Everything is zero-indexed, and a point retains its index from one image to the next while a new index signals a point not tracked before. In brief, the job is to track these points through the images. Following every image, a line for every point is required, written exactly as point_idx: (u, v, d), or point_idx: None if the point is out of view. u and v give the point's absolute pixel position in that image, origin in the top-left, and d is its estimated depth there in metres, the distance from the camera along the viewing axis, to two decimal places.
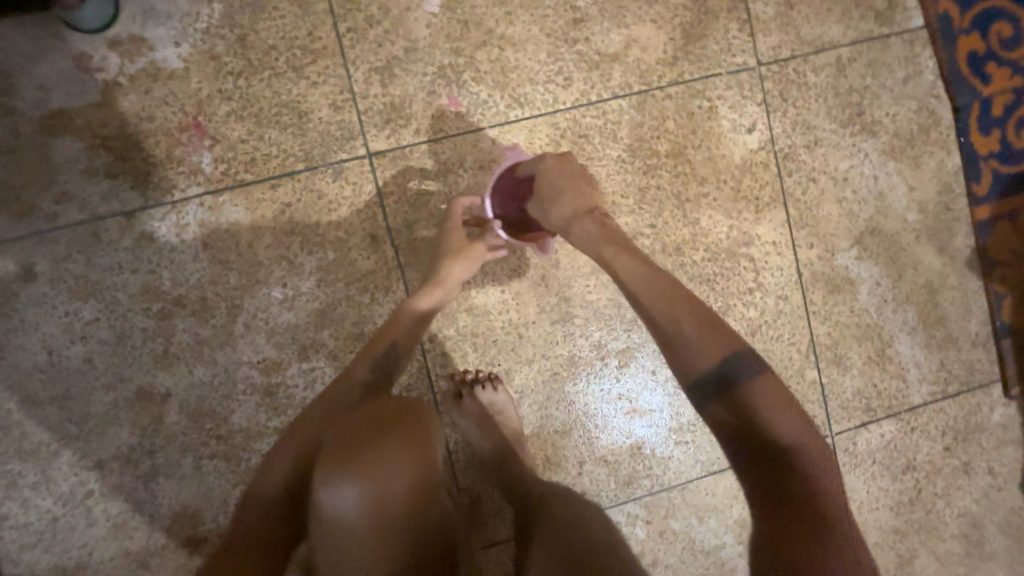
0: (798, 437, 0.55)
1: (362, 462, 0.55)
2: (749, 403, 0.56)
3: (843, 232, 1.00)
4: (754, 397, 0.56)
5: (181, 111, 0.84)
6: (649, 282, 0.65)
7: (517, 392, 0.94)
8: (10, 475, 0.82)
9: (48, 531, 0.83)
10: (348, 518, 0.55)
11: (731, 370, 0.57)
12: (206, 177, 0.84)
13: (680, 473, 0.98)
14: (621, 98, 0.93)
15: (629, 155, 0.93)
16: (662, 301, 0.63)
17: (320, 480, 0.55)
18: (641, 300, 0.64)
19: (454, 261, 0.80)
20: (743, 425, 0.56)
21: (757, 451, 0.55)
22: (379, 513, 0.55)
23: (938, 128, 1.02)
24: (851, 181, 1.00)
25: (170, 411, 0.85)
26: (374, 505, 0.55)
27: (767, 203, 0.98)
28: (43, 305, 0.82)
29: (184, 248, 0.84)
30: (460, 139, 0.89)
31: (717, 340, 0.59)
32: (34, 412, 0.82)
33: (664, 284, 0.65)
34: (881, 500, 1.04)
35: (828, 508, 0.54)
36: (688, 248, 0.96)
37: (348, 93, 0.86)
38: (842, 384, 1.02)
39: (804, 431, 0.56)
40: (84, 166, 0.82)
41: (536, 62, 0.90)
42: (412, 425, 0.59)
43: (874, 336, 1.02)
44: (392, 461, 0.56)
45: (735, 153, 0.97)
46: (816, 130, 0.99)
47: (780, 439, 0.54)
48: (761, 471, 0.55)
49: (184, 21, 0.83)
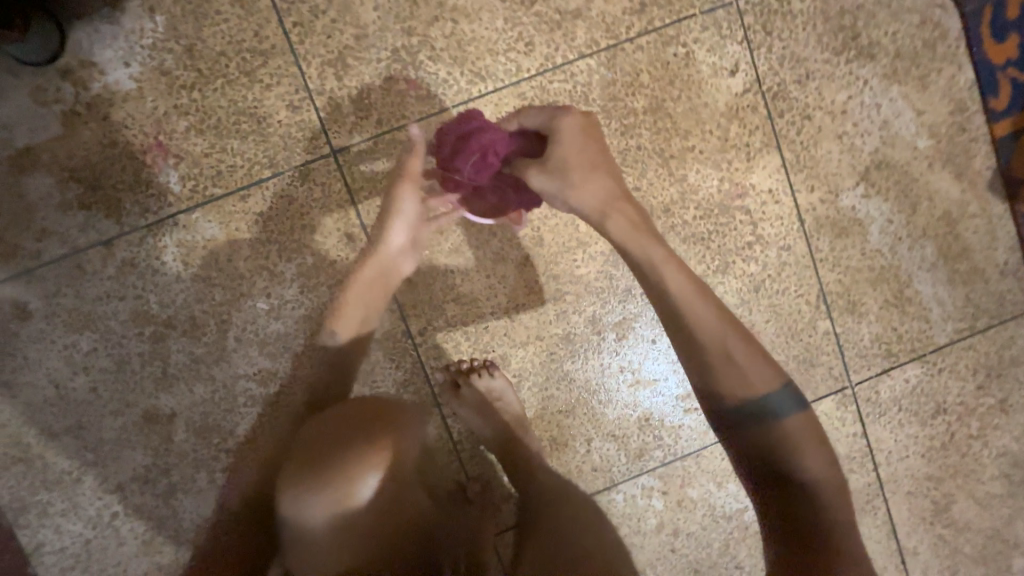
0: (825, 473, 0.60)
1: (323, 474, 0.56)
2: (778, 437, 0.60)
3: (846, 170, 0.93)
4: (790, 429, 0.60)
5: (142, 132, 0.83)
6: (691, 299, 0.63)
7: (515, 376, 0.92)
8: (40, 505, 0.86)
9: (84, 553, 0.87)
10: (314, 526, 0.56)
11: (779, 403, 0.60)
12: (177, 196, 0.84)
13: (693, 441, 0.96)
14: (588, 56, 0.87)
15: (604, 117, 0.88)
16: (714, 318, 0.62)
17: (288, 490, 0.57)
18: (681, 315, 0.63)
19: (392, 256, 0.82)
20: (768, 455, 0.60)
21: (791, 478, 0.60)
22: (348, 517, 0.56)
23: (945, 41, 0.92)
24: (851, 113, 0.92)
25: (178, 429, 0.87)
26: (337, 514, 0.55)
27: (759, 149, 0.91)
28: (42, 340, 0.84)
29: (166, 269, 0.85)
30: (424, 124, 0.85)
31: (768, 371, 0.61)
32: (51, 444, 0.86)
33: (708, 296, 0.64)
34: (911, 448, 0.99)
35: (841, 538, 0.59)
36: (678, 208, 0.91)
37: (304, 91, 0.84)
38: (858, 332, 0.96)
39: (830, 471, 0.61)
40: (57, 200, 0.83)
41: (494, 31, 0.85)
42: (374, 431, 0.59)
43: (890, 277, 0.96)
44: (358, 464, 0.56)
45: (718, 100, 0.90)
46: (807, 62, 0.91)
47: (802, 474, 0.59)
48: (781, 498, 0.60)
49: (130, 40, 0.81)
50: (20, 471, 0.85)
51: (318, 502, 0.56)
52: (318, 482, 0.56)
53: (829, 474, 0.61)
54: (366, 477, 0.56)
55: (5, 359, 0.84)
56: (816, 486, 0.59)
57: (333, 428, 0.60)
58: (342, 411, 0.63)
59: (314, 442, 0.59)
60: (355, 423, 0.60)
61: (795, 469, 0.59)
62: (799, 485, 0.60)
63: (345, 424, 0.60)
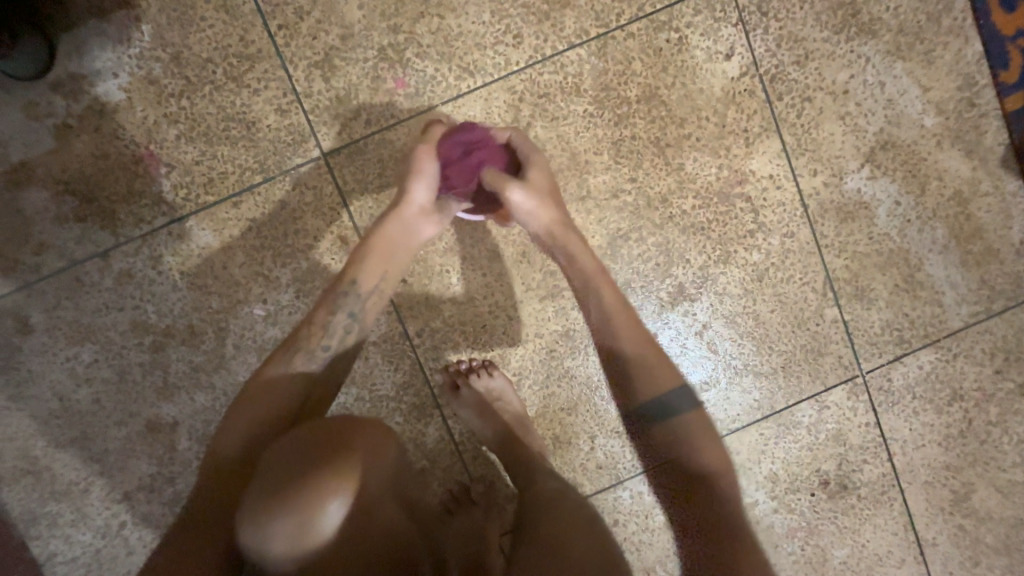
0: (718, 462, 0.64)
1: (292, 503, 0.52)
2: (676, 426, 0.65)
3: (850, 152, 0.90)
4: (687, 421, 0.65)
5: (133, 142, 0.83)
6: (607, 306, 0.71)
7: (515, 374, 0.91)
8: (50, 516, 0.87)
9: (94, 563, 0.88)
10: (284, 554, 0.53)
11: (676, 398, 0.65)
12: (170, 206, 0.84)
13: None
14: (578, 46, 0.85)
15: (596, 108, 0.86)
16: (623, 320, 0.70)
17: (255, 521, 0.54)
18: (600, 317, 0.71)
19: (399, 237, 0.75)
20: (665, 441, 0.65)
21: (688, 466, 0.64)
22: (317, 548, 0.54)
23: (949, 13, 0.89)
24: (853, 93, 0.89)
25: (181, 438, 0.87)
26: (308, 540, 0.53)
27: (759, 133, 0.89)
28: (45, 353, 0.85)
29: (163, 278, 0.85)
30: (413, 122, 0.84)
31: (669, 372, 0.67)
32: (58, 455, 0.86)
33: (622, 301, 0.72)
34: (927, 436, 0.96)
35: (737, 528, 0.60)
36: (676, 198, 0.89)
37: (292, 94, 0.83)
38: (868, 318, 0.93)
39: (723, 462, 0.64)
40: (54, 213, 0.83)
41: (481, 25, 0.83)
42: (348, 453, 0.56)
43: (900, 261, 0.92)
44: (324, 497, 0.53)
45: (714, 85, 0.88)
46: (805, 42, 0.88)
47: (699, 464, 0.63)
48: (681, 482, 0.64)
49: (118, 51, 0.81)
50: (29, 483, 0.87)
51: (283, 539, 0.53)
52: (279, 518, 0.52)
53: (726, 469, 0.65)
54: (334, 511, 0.53)
55: (11, 373, 0.85)
56: (709, 477, 0.62)
57: (294, 457, 0.55)
58: (303, 434, 0.58)
59: (273, 472, 0.55)
60: (319, 449, 0.56)
61: (688, 461, 0.63)
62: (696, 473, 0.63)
63: (309, 452, 0.55)
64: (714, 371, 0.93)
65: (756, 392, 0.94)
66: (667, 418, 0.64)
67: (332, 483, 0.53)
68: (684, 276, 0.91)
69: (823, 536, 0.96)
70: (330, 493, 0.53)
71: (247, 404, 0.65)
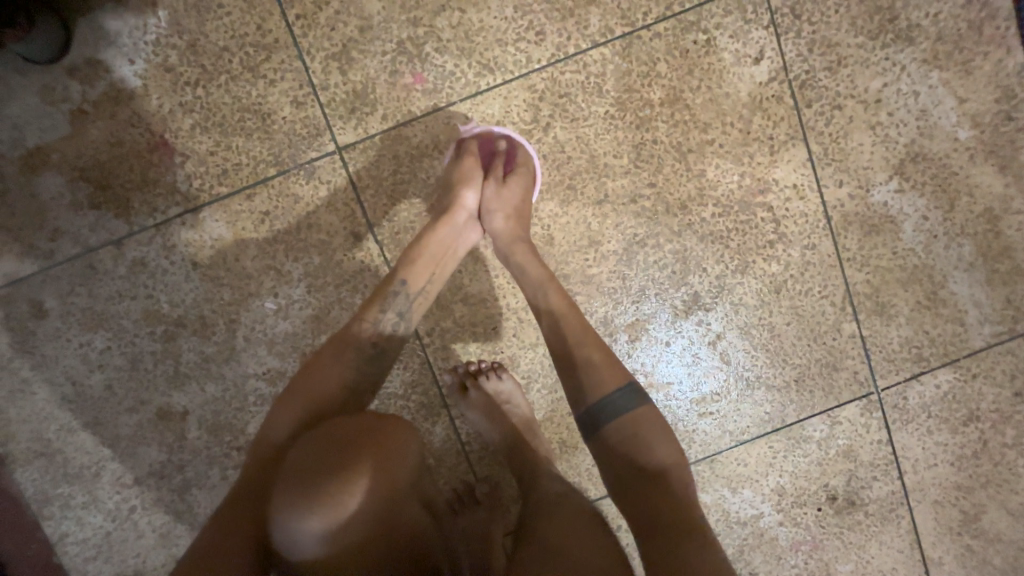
0: (671, 458, 0.61)
1: (321, 494, 0.50)
2: (625, 422, 0.62)
3: (878, 163, 0.87)
4: (634, 418, 0.62)
5: (148, 130, 0.82)
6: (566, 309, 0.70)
7: (525, 377, 0.90)
8: (62, 498, 0.88)
9: (104, 545, 0.89)
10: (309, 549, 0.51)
11: (622, 397, 0.63)
12: (184, 196, 0.84)
13: (707, 445, 0.93)
14: (602, 45, 0.83)
15: (618, 110, 0.84)
16: (576, 321, 0.69)
17: (282, 515, 0.51)
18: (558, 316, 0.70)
19: (443, 236, 0.75)
20: (616, 440, 0.61)
21: (638, 463, 0.60)
22: (337, 550, 0.51)
23: (992, 22, 0.85)
24: (886, 102, 0.86)
25: (191, 427, 0.88)
26: (336, 534, 0.51)
27: (784, 141, 0.86)
28: (59, 338, 0.86)
29: (176, 268, 0.85)
30: (430, 119, 0.83)
31: (615, 370, 0.65)
32: (70, 439, 0.88)
33: (576, 307, 0.71)
34: (939, 456, 0.94)
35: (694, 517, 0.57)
36: (696, 205, 0.87)
37: (308, 86, 0.81)
38: (887, 335, 0.91)
39: (675, 457, 0.62)
40: (69, 199, 0.83)
41: (503, 20, 0.81)
42: (376, 442, 0.55)
43: (923, 277, 0.90)
44: (350, 491, 0.51)
45: (741, 89, 0.85)
46: (839, 47, 0.85)
47: (652, 460, 0.60)
48: (632, 483, 0.60)
49: (135, 37, 0.80)
50: (42, 465, 0.88)
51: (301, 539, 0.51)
52: (303, 513, 0.50)
53: (678, 463, 0.62)
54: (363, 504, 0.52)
55: (25, 357, 0.86)
56: (663, 472, 0.60)
57: (312, 453, 0.54)
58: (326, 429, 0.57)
59: (294, 468, 0.53)
60: (346, 442, 0.54)
61: (641, 457, 0.60)
62: (646, 469, 0.60)
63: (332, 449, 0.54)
64: (725, 382, 0.92)
65: (767, 405, 0.92)
66: (613, 415, 0.62)
67: (354, 477, 0.51)
68: (699, 285, 0.89)
69: (828, 551, 0.95)
70: (359, 485, 0.52)
71: (283, 402, 0.63)
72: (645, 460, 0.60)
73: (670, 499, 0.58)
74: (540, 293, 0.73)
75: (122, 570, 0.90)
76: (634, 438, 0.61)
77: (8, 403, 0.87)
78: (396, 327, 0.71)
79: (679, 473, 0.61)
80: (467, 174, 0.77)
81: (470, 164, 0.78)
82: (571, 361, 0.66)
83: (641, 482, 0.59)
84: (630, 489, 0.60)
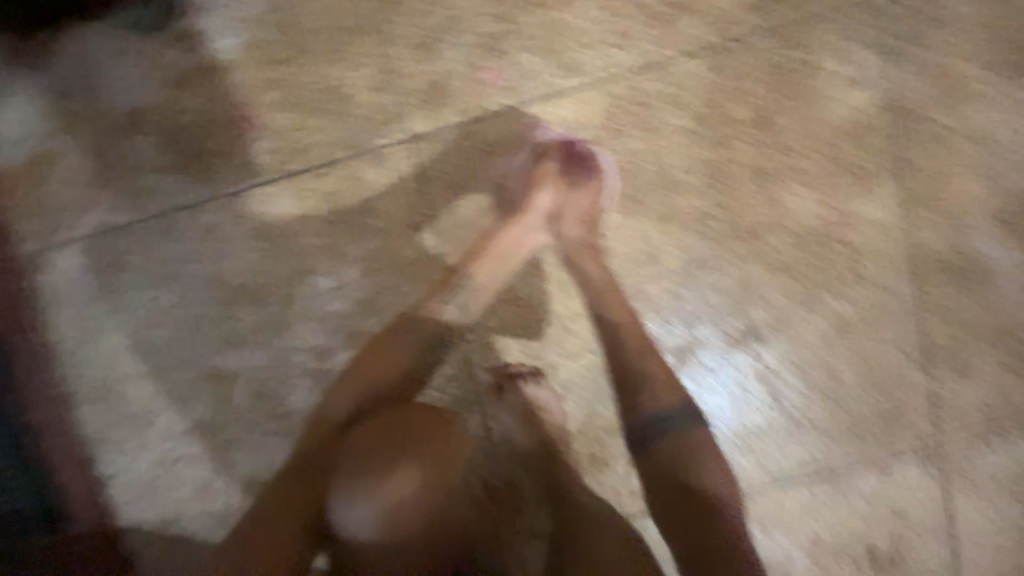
0: (720, 478, 0.65)
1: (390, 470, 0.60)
2: (678, 439, 0.66)
3: (978, 208, 0.80)
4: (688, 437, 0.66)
5: (234, 102, 0.85)
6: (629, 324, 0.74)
7: (563, 387, 0.88)
8: (116, 438, 0.94)
9: (148, 487, 0.95)
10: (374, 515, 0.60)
11: (679, 415, 0.67)
12: (260, 168, 0.86)
13: (745, 484, 0.88)
14: (689, 56, 0.79)
15: (696, 124, 0.80)
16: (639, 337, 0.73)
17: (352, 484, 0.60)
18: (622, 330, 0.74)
19: (512, 239, 0.78)
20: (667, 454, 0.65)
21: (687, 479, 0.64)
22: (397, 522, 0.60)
23: None
24: (993, 144, 0.80)
25: (239, 389, 0.92)
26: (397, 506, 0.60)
27: (875, 173, 0.80)
28: (131, 290, 0.91)
29: (243, 237, 0.88)
30: (504, 116, 0.82)
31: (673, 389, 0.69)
32: (131, 385, 0.93)
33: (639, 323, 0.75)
34: (1004, 532, 0.86)
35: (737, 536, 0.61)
36: (767, 231, 0.82)
37: (389, 72, 0.82)
38: (962, 394, 0.84)
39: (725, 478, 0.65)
40: (157, 160, 0.88)
41: (590, 23, 0.80)
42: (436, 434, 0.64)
43: (1012, 337, 0.82)
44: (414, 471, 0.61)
45: (834, 114, 0.80)
46: (949, 79, 0.79)
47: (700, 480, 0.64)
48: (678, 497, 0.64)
49: (233, 11, 0.84)
50: (105, 404, 0.94)
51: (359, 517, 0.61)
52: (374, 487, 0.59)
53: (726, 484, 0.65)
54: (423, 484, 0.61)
55: (100, 303, 0.92)
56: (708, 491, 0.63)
57: (379, 435, 0.63)
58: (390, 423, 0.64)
59: (362, 451, 0.62)
60: (410, 432, 0.63)
61: (690, 474, 0.64)
62: (694, 486, 0.64)
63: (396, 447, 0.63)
64: (774, 421, 0.87)
65: (815, 451, 0.87)
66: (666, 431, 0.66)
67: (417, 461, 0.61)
68: (760, 315, 0.84)
69: None
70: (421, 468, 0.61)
71: (344, 381, 0.70)
72: (690, 479, 0.64)
73: (715, 518, 0.62)
74: (598, 304, 0.76)
75: (161, 514, 0.95)
76: (683, 456, 0.65)
77: (81, 344, 0.93)
78: (458, 318, 0.76)
79: (726, 496, 0.64)
80: (544, 176, 0.78)
81: (549, 169, 0.78)
82: (629, 375, 0.71)
83: (687, 497, 0.63)
84: (677, 503, 0.63)
